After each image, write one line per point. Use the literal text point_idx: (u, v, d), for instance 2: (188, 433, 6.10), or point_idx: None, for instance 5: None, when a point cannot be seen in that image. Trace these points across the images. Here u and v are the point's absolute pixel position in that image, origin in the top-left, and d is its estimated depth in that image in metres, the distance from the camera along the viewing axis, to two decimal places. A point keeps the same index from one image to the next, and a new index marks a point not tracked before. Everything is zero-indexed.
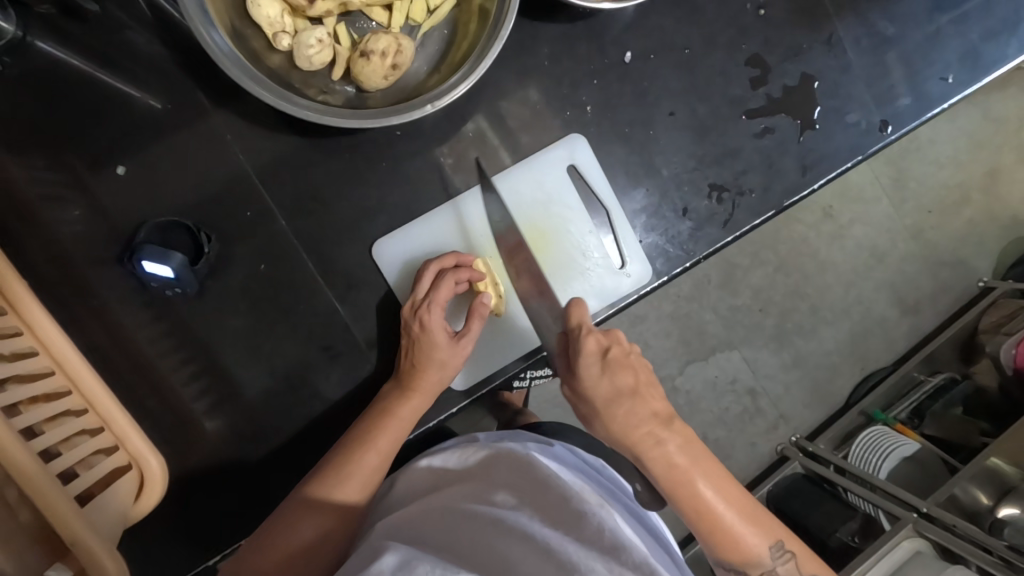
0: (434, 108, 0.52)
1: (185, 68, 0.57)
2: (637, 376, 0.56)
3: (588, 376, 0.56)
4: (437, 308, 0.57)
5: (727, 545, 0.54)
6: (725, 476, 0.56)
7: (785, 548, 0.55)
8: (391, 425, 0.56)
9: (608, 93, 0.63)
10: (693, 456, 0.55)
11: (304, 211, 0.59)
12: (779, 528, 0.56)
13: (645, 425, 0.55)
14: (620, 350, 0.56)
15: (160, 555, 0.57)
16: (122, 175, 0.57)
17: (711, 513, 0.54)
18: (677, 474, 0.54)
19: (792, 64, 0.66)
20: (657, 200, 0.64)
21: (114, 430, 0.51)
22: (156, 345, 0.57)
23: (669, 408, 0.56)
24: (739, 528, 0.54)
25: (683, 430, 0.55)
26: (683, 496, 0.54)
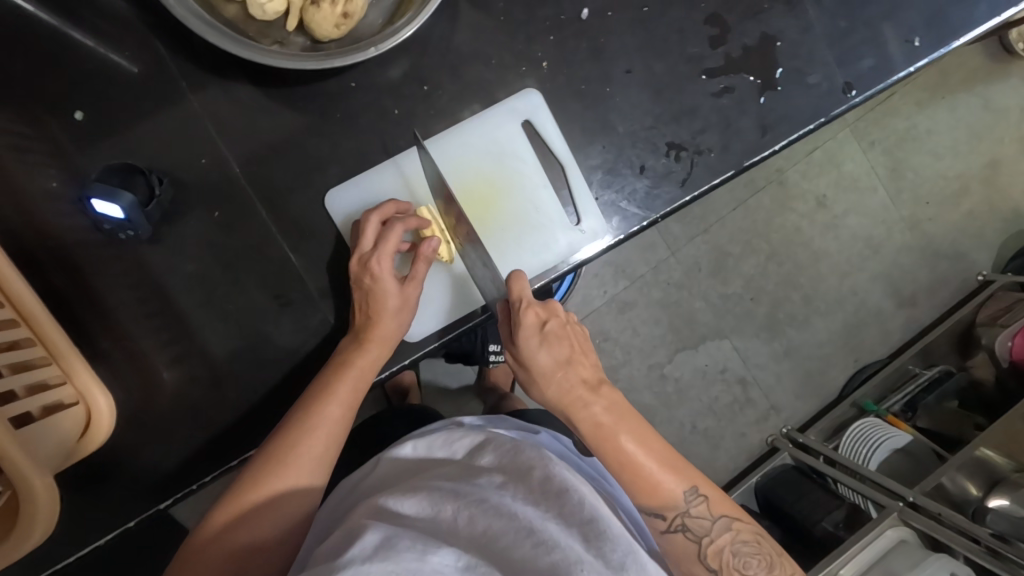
0: (378, 51, 0.53)
1: (147, 21, 0.59)
2: (573, 350, 0.59)
3: (527, 348, 0.58)
4: (385, 258, 0.58)
5: (643, 489, 0.56)
6: (646, 428, 0.58)
7: (700, 492, 0.56)
8: (349, 375, 0.58)
9: (564, 49, 0.63)
10: (617, 414, 0.57)
11: (260, 160, 0.60)
12: (694, 473, 0.57)
13: (576, 389, 0.57)
14: (557, 322, 0.59)
15: (102, 498, 0.56)
16: (79, 120, 0.58)
17: (632, 463, 0.56)
18: (603, 432, 0.56)
19: (752, 24, 0.66)
20: (614, 156, 0.64)
21: (63, 365, 0.52)
22: (109, 287, 0.58)
23: (598, 374, 0.59)
24: (657, 472, 0.56)
25: (611, 396, 0.58)
26: (605, 448, 0.56)
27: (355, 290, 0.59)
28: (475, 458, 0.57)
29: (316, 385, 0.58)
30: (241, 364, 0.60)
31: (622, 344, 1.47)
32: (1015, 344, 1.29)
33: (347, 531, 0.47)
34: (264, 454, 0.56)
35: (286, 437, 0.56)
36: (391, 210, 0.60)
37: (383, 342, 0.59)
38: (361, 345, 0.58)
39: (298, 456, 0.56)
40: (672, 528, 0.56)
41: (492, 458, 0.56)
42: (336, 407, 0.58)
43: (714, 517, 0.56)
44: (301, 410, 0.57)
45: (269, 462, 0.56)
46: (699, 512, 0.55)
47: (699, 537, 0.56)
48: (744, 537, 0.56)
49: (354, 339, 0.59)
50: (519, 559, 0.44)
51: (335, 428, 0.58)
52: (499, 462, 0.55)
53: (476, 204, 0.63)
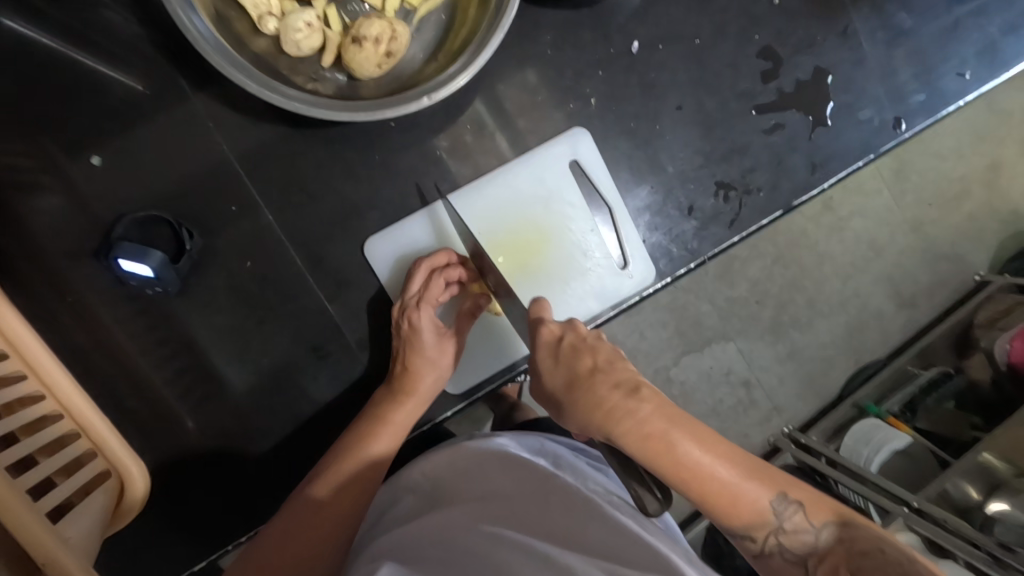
0: (430, 100, 0.49)
1: (171, 56, 0.54)
2: (599, 358, 0.47)
3: (543, 365, 0.48)
4: (427, 307, 0.55)
5: (724, 509, 0.44)
6: (706, 426, 0.45)
7: (792, 499, 0.44)
8: (385, 432, 0.54)
9: (613, 85, 0.60)
10: (667, 416, 0.44)
11: (294, 205, 0.56)
12: (781, 476, 0.45)
13: (607, 400, 0.45)
14: (576, 335, 0.48)
15: (144, 560, 0.54)
16: (97, 165, 0.54)
17: (698, 473, 0.43)
18: (652, 443, 0.43)
19: (805, 56, 0.63)
20: (662, 197, 0.61)
21: (91, 436, 0.49)
22: (137, 344, 0.54)
23: (636, 374, 0.46)
24: (736, 482, 0.44)
25: (653, 396, 0.45)
26: (660, 460, 0.43)
27: (394, 336, 0.56)
28: (488, 476, 0.54)
29: (348, 439, 0.54)
30: (278, 422, 0.56)
31: (629, 348, 1.42)
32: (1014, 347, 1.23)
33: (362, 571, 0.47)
34: (289, 514, 0.52)
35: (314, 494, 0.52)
36: (442, 259, 0.57)
37: (422, 396, 0.55)
38: (402, 400, 0.55)
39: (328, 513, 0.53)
40: (768, 552, 0.45)
41: (505, 480, 0.53)
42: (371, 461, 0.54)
43: (815, 527, 0.44)
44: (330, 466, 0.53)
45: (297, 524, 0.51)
46: (796, 526, 0.44)
47: (803, 558, 0.44)
48: (864, 548, 0.43)
49: (393, 389, 0.55)
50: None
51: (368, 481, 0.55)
52: (513, 487, 0.52)
53: (522, 250, 0.60)
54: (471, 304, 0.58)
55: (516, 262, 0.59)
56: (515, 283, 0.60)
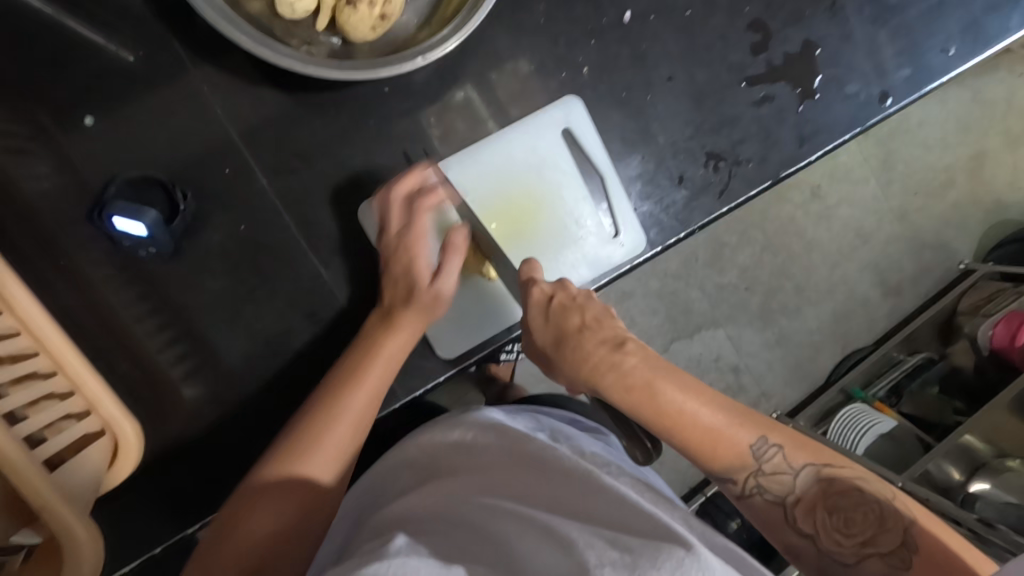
0: (425, 61, 0.50)
1: (164, 19, 0.54)
2: (586, 315, 0.48)
3: (533, 325, 0.49)
4: (418, 233, 0.54)
5: (703, 450, 0.46)
6: (691, 377, 0.48)
7: (772, 441, 0.45)
8: (373, 360, 0.52)
9: (605, 55, 0.61)
10: (651, 366, 0.47)
11: (288, 169, 0.56)
12: (763, 421, 0.47)
13: (594, 352, 0.47)
14: (565, 295, 0.49)
15: (135, 525, 0.53)
16: (89, 126, 0.53)
17: (678, 414, 0.45)
18: (635, 389, 0.46)
19: (794, 30, 0.64)
20: (653, 166, 0.62)
21: (85, 395, 0.48)
22: (130, 306, 0.54)
23: (624, 331, 0.49)
24: (719, 427, 0.45)
25: (639, 349, 0.48)
26: (643, 405, 0.46)
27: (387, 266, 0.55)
28: (483, 450, 0.55)
29: (331, 380, 0.52)
30: (270, 386, 0.56)
31: None
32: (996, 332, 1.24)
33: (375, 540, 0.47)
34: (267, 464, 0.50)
35: (297, 437, 0.50)
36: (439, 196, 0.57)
37: (406, 335, 0.54)
38: (387, 334, 0.53)
39: (310, 460, 0.50)
40: (748, 493, 0.46)
41: (500, 451, 0.54)
42: (359, 403, 0.52)
43: (795, 468, 0.44)
44: (315, 407, 0.51)
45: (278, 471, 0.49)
46: (773, 468, 0.44)
47: (781, 498, 0.45)
48: (840, 487, 0.44)
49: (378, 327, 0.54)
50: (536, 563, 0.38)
51: (353, 429, 0.52)
52: (508, 457, 0.52)
53: (515, 216, 0.60)
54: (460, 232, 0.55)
55: (509, 227, 0.60)
56: (511, 248, 0.60)
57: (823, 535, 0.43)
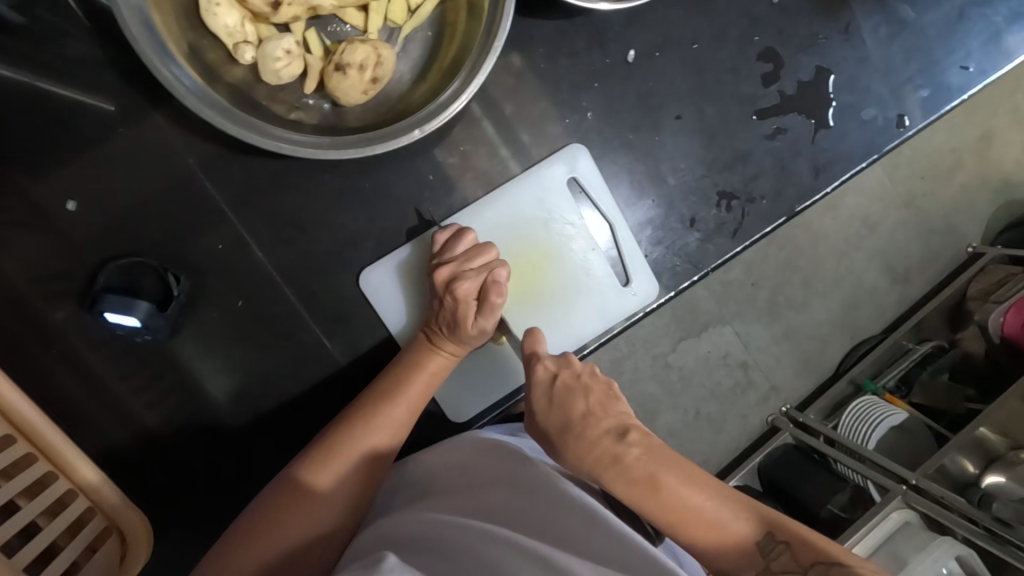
0: (422, 132, 0.47)
1: (144, 90, 0.51)
2: (591, 399, 0.48)
3: (536, 407, 0.49)
4: (469, 274, 0.52)
5: (709, 548, 0.43)
6: (693, 466, 0.45)
7: (779, 539, 0.42)
8: (420, 378, 0.51)
9: (610, 96, 0.57)
10: (654, 460, 0.44)
11: (285, 239, 0.54)
12: (771, 514, 0.44)
13: (597, 445, 0.45)
14: (570, 375, 0.49)
15: None
16: (73, 211, 0.50)
17: (684, 511, 0.43)
18: (640, 488, 0.43)
19: (807, 56, 0.61)
20: (663, 210, 0.60)
21: (90, 494, 0.47)
22: (133, 392, 0.52)
23: (626, 419, 0.47)
24: (722, 520, 0.43)
25: (643, 440, 0.46)
26: (646, 506, 0.43)
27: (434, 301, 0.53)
28: (478, 471, 0.47)
29: (357, 405, 0.50)
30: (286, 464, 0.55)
31: (627, 338, 1.35)
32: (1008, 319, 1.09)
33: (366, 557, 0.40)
34: (280, 489, 0.46)
35: (312, 460, 0.47)
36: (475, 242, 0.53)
37: (431, 374, 0.52)
38: (410, 373, 0.51)
39: (328, 482, 0.47)
40: None
41: (497, 471, 0.46)
42: (384, 430, 0.49)
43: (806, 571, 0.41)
44: (333, 432, 0.48)
45: (290, 495, 0.45)
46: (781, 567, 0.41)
47: None
48: None
49: (399, 366, 0.52)
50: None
51: (375, 452, 0.49)
52: (505, 482, 0.45)
53: (523, 273, 0.58)
54: (490, 276, 0.52)
55: (514, 287, 0.58)
56: (518, 313, 0.58)
57: None
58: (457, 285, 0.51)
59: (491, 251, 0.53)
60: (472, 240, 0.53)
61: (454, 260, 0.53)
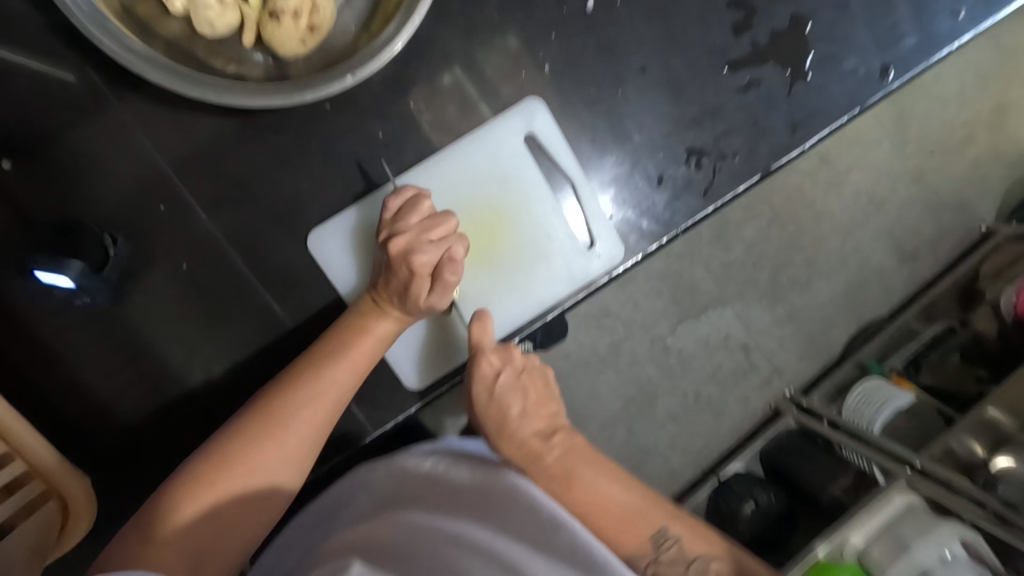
0: (354, 78, 0.46)
1: (80, 46, 0.50)
2: (527, 401, 0.51)
3: (477, 402, 0.51)
4: (427, 246, 0.50)
5: (609, 540, 0.45)
6: (607, 464, 0.49)
7: (670, 533, 0.46)
8: (363, 342, 0.50)
9: (569, 48, 0.55)
10: (574, 458, 0.48)
11: (229, 199, 0.52)
12: (667, 512, 0.47)
13: (524, 440, 0.49)
14: (511, 370, 0.51)
15: None
16: (8, 169, 0.49)
17: (590, 505, 0.46)
18: (555, 482, 0.47)
19: (781, 4, 0.57)
20: (629, 168, 0.57)
21: (30, 460, 0.46)
22: (74, 355, 0.50)
23: (556, 421, 0.51)
24: (624, 515, 0.46)
25: (568, 441, 0.50)
26: (559, 496, 0.47)
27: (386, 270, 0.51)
28: (448, 481, 0.50)
29: (299, 369, 0.49)
30: None
31: (623, 320, 1.30)
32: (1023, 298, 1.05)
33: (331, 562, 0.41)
34: (217, 449, 0.45)
35: (249, 425, 0.46)
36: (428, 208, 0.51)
37: (376, 339, 0.50)
38: (355, 338, 0.50)
39: (267, 448, 0.46)
40: None
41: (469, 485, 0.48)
42: (325, 397, 0.48)
43: (689, 563, 0.45)
44: (272, 395, 0.47)
45: (224, 457, 0.45)
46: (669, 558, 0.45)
47: None
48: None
49: (343, 330, 0.50)
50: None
51: (315, 418, 0.47)
52: (475, 494, 0.48)
53: (480, 235, 0.56)
54: (448, 251, 0.50)
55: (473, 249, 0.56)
56: (476, 276, 0.56)
57: None
58: (414, 257, 0.49)
59: (448, 222, 0.51)
60: (426, 209, 0.51)
61: (409, 229, 0.50)
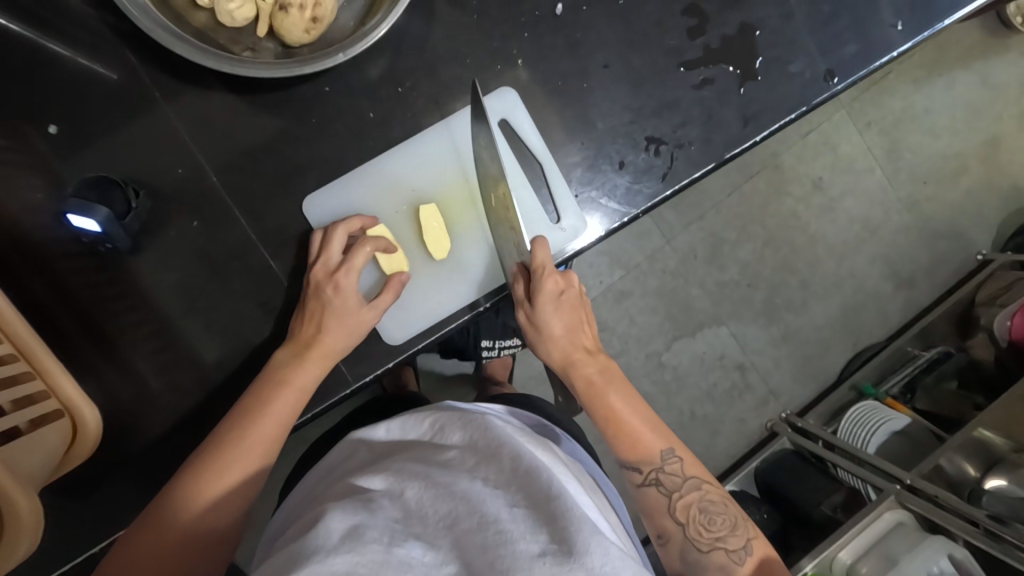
0: (346, 56, 0.54)
1: (119, 33, 0.59)
2: (580, 321, 0.63)
3: (543, 314, 0.61)
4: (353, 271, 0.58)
5: (625, 445, 0.60)
6: (635, 393, 0.63)
7: (675, 452, 0.60)
8: (288, 390, 0.55)
9: (539, 46, 0.63)
10: (609, 376, 0.63)
11: (236, 166, 0.60)
12: (674, 437, 0.62)
13: (575, 351, 0.62)
14: (572, 293, 0.62)
15: (111, 494, 0.58)
16: (54, 133, 0.58)
17: (615, 418, 0.61)
18: (594, 389, 0.62)
19: (731, 12, 0.65)
20: (593, 152, 0.63)
21: (47, 378, 0.53)
22: (94, 293, 0.58)
23: (597, 343, 0.65)
24: (640, 430, 0.61)
25: (606, 361, 0.64)
26: (595, 401, 0.62)
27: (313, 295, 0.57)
28: (444, 437, 0.54)
29: (232, 419, 0.54)
30: (227, 371, 0.60)
31: (619, 334, 1.33)
32: (1014, 323, 1.14)
33: (313, 515, 0.45)
34: (166, 501, 0.51)
35: (182, 492, 0.51)
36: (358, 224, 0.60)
37: (297, 390, 0.56)
38: (278, 389, 0.55)
39: (206, 499, 0.52)
40: (647, 482, 0.60)
41: (460, 441, 0.52)
42: (254, 449, 0.54)
43: (685, 478, 0.60)
44: (210, 446, 0.53)
45: (162, 523, 0.50)
46: (671, 470, 0.59)
47: (669, 492, 0.60)
48: (711, 497, 0.59)
49: (266, 382, 0.56)
50: (488, 552, 0.39)
51: (246, 474, 0.54)
52: (463, 446, 0.51)
53: (453, 206, 0.64)
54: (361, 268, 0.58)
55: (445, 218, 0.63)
56: (452, 245, 0.64)
57: (689, 524, 0.58)
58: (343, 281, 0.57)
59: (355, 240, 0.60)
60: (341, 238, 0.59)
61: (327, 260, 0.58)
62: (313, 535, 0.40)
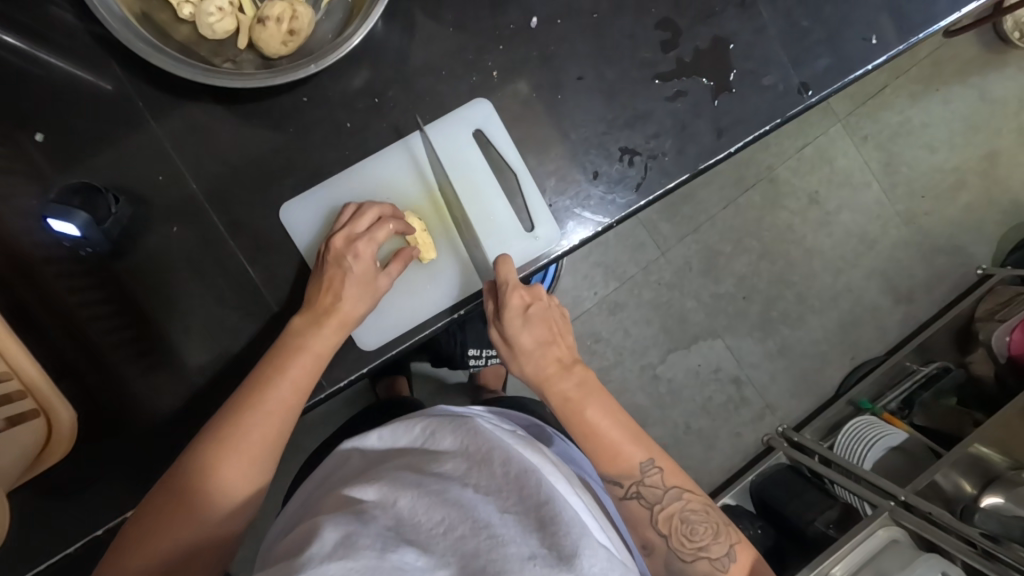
0: (317, 67, 0.56)
1: (105, 45, 0.61)
2: (553, 331, 0.62)
3: (511, 328, 0.60)
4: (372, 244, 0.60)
5: (604, 460, 0.60)
6: (613, 402, 0.62)
7: (656, 464, 0.60)
8: (301, 357, 0.56)
9: (514, 58, 0.64)
10: (586, 389, 0.61)
11: (217, 173, 0.62)
12: (654, 446, 0.61)
13: (549, 364, 0.61)
14: (541, 306, 0.62)
15: (86, 495, 0.58)
16: (40, 141, 0.60)
17: (591, 431, 0.60)
18: (570, 406, 0.60)
19: (704, 26, 0.66)
20: (567, 162, 0.64)
21: (24, 379, 0.54)
22: (73, 296, 0.60)
23: (573, 354, 0.63)
24: (619, 442, 0.60)
25: (583, 373, 0.62)
26: (571, 417, 0.60)
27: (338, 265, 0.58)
28: (436, 443, 0.53)
29: (243, 393, 0.55)
30: (203, 373, 0.61)
31: (613, 346, 1.33)
32: (1014, 338, 1.13)
33: (304, 525, 0.44)
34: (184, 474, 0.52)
35: (206, 454, 0.52)
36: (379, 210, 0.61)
37: (316, 355, 0.56)
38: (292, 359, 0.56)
39: (224, 471, 0.52)
40: (628, 495, 0.60)
41: (452, 444, 0.51)
42: (271, 420, 0.54)
43: (665, 488, 0.59)
44: (225, 420, 0.53)
45: (176, 500, 0.51)
46: (652, 481, 0.59)
47: (651, 505, 0.59)
48: (692, 506, 0.59)
49: (281, 352, 0.56)
50: (482, 556, 0.39)
51: (255, 455, 0.53)
52: (456, 450, 0.50)
53: (432, 212, 0.65)
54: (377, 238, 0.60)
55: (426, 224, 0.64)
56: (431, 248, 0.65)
57: (670, 536, 0.58)
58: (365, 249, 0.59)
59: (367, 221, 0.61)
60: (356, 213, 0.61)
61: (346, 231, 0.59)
62: (307, 544, 0.40)
